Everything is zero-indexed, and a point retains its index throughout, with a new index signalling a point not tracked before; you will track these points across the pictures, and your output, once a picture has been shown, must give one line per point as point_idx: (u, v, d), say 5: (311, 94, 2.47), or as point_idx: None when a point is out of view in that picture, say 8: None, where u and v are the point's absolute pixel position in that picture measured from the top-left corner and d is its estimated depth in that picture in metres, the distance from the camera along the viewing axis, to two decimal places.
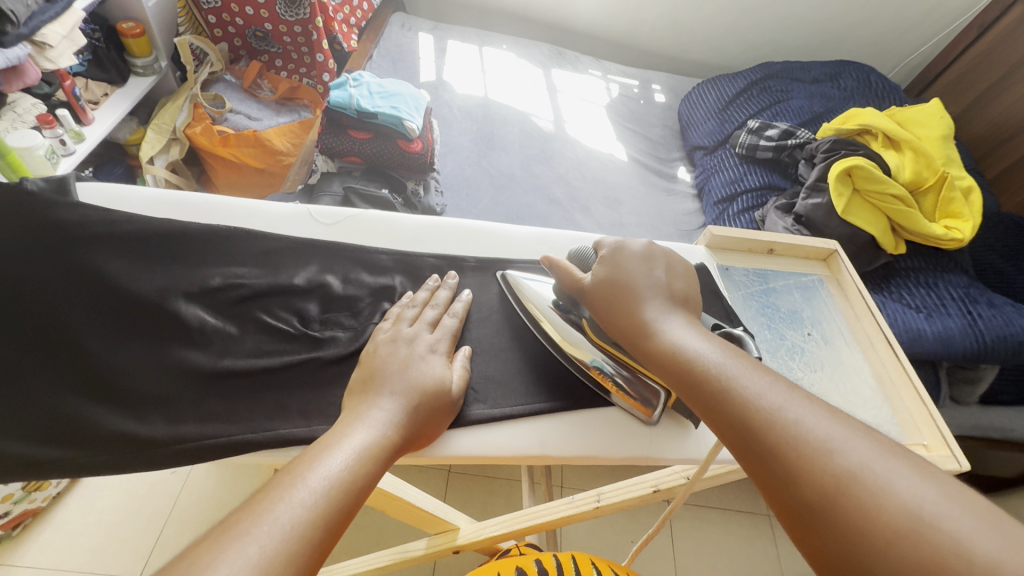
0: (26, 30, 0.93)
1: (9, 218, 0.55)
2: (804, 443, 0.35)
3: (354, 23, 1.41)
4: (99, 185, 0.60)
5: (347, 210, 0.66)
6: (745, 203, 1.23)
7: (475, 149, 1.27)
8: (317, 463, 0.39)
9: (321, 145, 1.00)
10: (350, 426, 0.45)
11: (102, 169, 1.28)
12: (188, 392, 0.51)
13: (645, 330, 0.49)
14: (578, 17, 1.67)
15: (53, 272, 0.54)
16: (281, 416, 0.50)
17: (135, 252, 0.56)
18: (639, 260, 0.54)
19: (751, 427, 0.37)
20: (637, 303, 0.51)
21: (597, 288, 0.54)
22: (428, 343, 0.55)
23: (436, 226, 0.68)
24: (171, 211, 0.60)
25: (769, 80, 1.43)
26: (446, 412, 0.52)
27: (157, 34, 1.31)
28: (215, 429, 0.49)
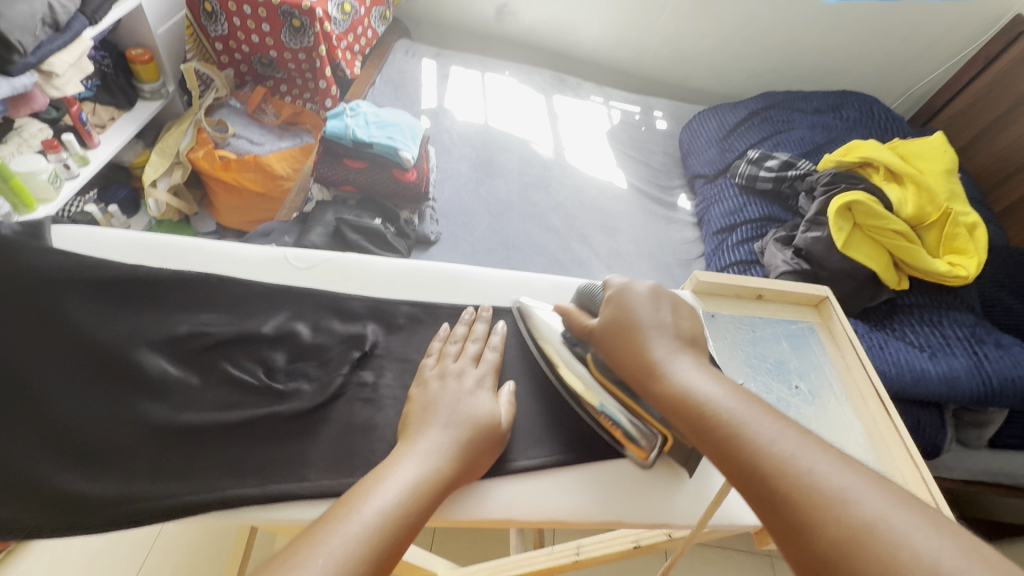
0: (33, 59, 0.96)
1: None
2: (818, 491, 0.35)
3: (357, 50, 1.44)
4: (74, 230, 0.62)
5: (322, 253, 0.66)
6: (745, 234, 1.21)
7: (473, 176, 1.28)
8: (362, 503, 0.41)
9: (316, 174, 1.00)
10: (402, 458, 0.46)
11: (106, 192, 1.31)
12: (144, 449, 0.50)
13: (653, 371, 0.49)
14: (581, 44, 1.69)
15: (29, 323, 0.55)
16: (233, 475, 0.50)
17: (104, 300, 0.57)
18: (645, 302, 0.54)
19: (764, 474, 0.38)
20: (647, 346, 0.51)
21: (607, 336, 0.54)
22: (466, 374, 0.55)
23: (416, 269, 0.67)
24: (144, 256, 0.61)
25: (771, 110, 1.43)
26: (495, 445, 0.52)
27: (165, 60, 1.34)
28: (165, 488, 0.49)
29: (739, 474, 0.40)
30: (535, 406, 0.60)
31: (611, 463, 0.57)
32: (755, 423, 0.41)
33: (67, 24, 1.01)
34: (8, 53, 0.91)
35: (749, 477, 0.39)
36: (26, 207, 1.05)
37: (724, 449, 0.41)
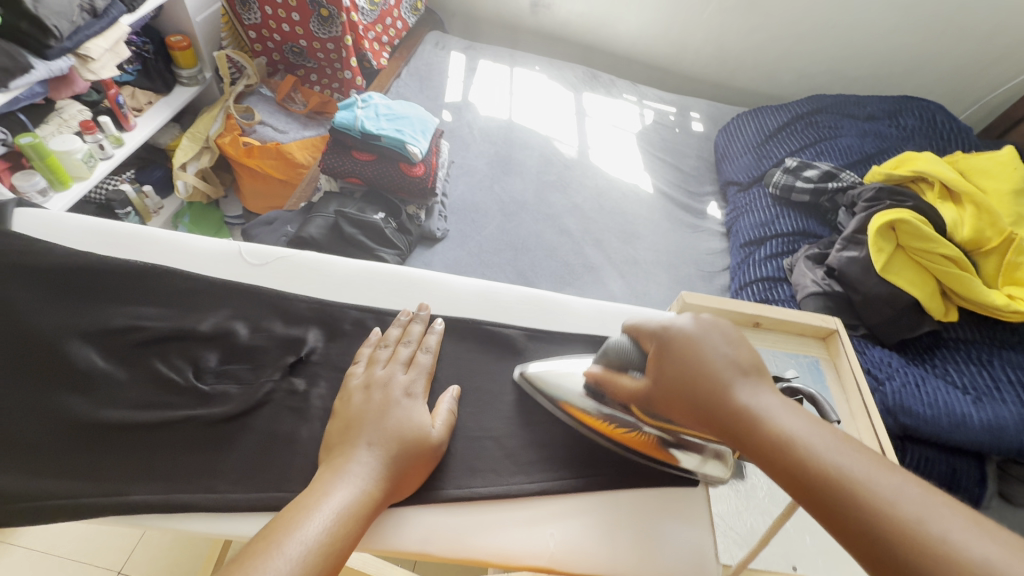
0: (69, 44, 1.00)
1: None
2: (964, 565, 0.26)
3: (386, 41, 1.43)
4: (38, 213, 0.64)
5: (281, 249, 0.65)
6: (774, 248, 1.12)
7: (490, 173, 1.25)
8: (294, 528, 0.39)
9: (323, 165, 0.99)
10: (334, 481, 0.44)
11: (143, 172, 1.37)
12: (58, 443, 0.50)
13: (724, 407, 0.40)
14: (618, 39, 1.61)
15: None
16: (140, 479, 0.49)
17: (47, 289, 0.58)
18: (699, 331, 0.45)
19: (889, 544, 0.29)
20: (717, 380, 0.41)
21: (660, 376, 0.46)
22: (403, 384, 0.53)
23: (368, 271, 0.65)
24: (97, 245, 0.62)
25: (817, 114, 1.31)
26: (426, 462, 0.49)
27: (202, 47, 1.38)
28: (67, 487, 0.48)
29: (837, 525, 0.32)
30: (490, 424, 0.57)
31: (564, 497, 0.53)
32: (867, 473, 0.32)
33: (104, 11, 1.05)
34: (44, 37, 0.95)
35: (849, 530, 0.31)
36: (61, 184, 1.10)
37: (809, 497, 0.33)
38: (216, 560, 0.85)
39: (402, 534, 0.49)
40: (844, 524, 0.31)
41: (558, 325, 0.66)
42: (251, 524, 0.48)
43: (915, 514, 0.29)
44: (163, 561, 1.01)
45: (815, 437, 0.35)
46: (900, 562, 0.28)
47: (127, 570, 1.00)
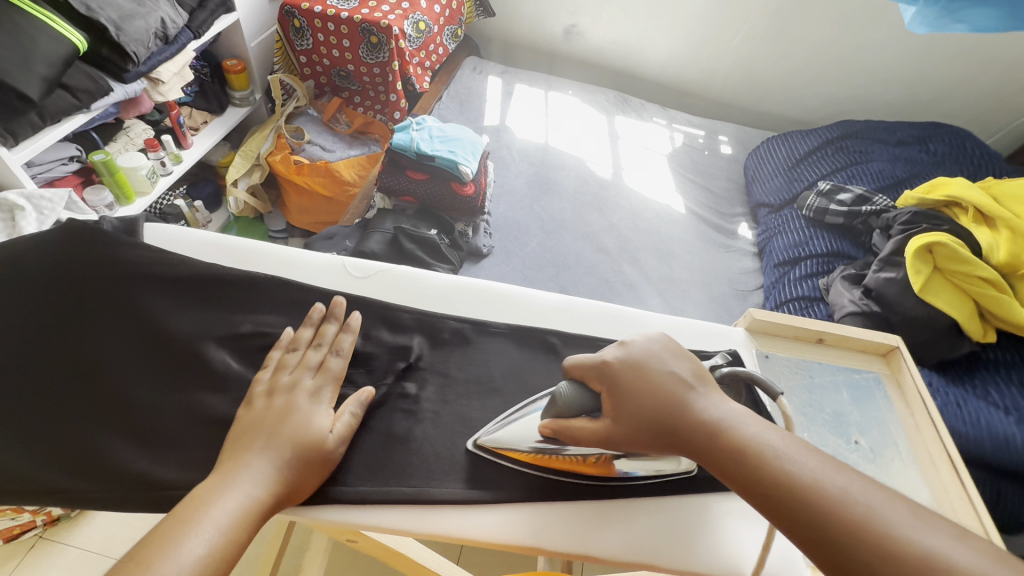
0: (144, 68, 1.07)
1: (81, 252, 0.61)
2: (907, 555, 0.34)
3: (428, 66, 1.49)
4: (165, 227, 0.66)
5: (379, 263, 0.67)
6: (809, 268, 1.15)
7: (529, 192, 1.29)
8: (205, 512, 0.42)
9: (380, 183, 1.05)
10: (238, 473, 0.46)
11: (195, 187, 1.43)
12: (196, 437, 0.53)
13: (683, 418, 0.46)
14: (648, 64, 1.68)
15: (109, 314, 0.59)
16: None
17: (179, 295, 0.61)
18: (651, 352, 0.50)
19: (841, 537, 0.36)
20: (673, 398, 0.47)
21: (620, 416, 0.48)
22: (307, 382, 0.54)
23: (463, 285, 0.67)
24: (218, 257, 0.65)
25: (847, 139, 1.35)
26: (323, 466, 0.50)
27: (255, 70, 1.45)
28: None
29: (784, 519, 0.38)
30: None
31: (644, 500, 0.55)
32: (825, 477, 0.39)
33: (175, 38, 1.12)
34: (123, 63, 1.02)
35: (797, 523, 0.38)
36: (125, 198, 1.15)
37: (758, 486, 0.40)
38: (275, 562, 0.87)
39: (513, 529, 0.52)
40: (795, 520, 0.38)
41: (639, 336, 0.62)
42: (358, 514, 0.51)
43: (848, 500, 0.37)
44: None
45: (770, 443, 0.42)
46: (842, 544, 0.36)
47: None
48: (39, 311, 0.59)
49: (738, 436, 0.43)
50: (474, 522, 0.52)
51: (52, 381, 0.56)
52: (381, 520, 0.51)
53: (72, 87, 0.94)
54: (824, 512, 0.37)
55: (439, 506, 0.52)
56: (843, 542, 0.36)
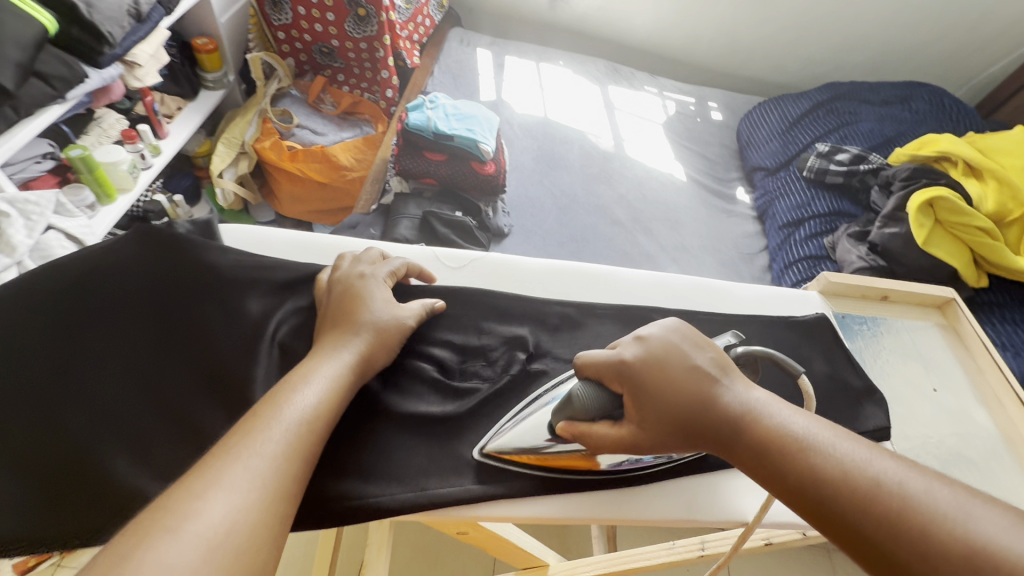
0: (120, 51, 0.96)
1: (165, 258, 0.54)
2: (938, 539, 0.30)
3: (416, 40, 1.42)
4: (239, 228, 0.61)
5: (471, 252, 0.63)
6: (814, 228, 1.20)
7: (537, 168, 1.27)
8: (284, 403, 0.40)
9: (397, 166, 1.01)
10: (309, 370, 0.44)
11: (171, 181, 1.33)
12: (347, 440, 0.47)
13: (709, 414, 0.41)
14: (634, 32, 1.66)
15: (215, 317, 0.52)
16: (436, 472, 0.47)
17: (285, 295, 0.55)
18: (671, 342, 0.44)
19: (863, 519, 0.32)
20: (702, 396, 0.41)
21: (643, 418, 0.42)
22: (364, 271, 0.54)
23: (557, 269, 0.63)
24: (309, 254, 0.60)
25: (836, 102, 1.41)
26: (396, 344, 0.51)
27: (227, 49, 1.34)
28: (367, 489, 0.45)
29: (814, 512, 0.34)
30: None
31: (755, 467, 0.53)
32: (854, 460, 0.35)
33: (148, 15, 1.01)
34: (98, 45, 0.91)
35: (826, 511, 0.34)
36: (107, 197, 1.05)
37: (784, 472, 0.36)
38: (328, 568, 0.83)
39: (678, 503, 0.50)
40: (829, 513, 0.34)
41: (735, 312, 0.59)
42: (513, 507, 0.47)
43: (884, 483, 0.33)
44: None
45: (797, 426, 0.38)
46: (872, 527, 0.32)
47: None
48: (130, 321, 0.51)
49: (762, 425, 0.39)
50: (637, 500, 0.49)
51: (168, 390, 0.48)
52: (548, 509, 0.48)
53: (45, 74, 0.84)
54: (854, 498, 0.33)
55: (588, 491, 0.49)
56: (873, 523, 0.32)
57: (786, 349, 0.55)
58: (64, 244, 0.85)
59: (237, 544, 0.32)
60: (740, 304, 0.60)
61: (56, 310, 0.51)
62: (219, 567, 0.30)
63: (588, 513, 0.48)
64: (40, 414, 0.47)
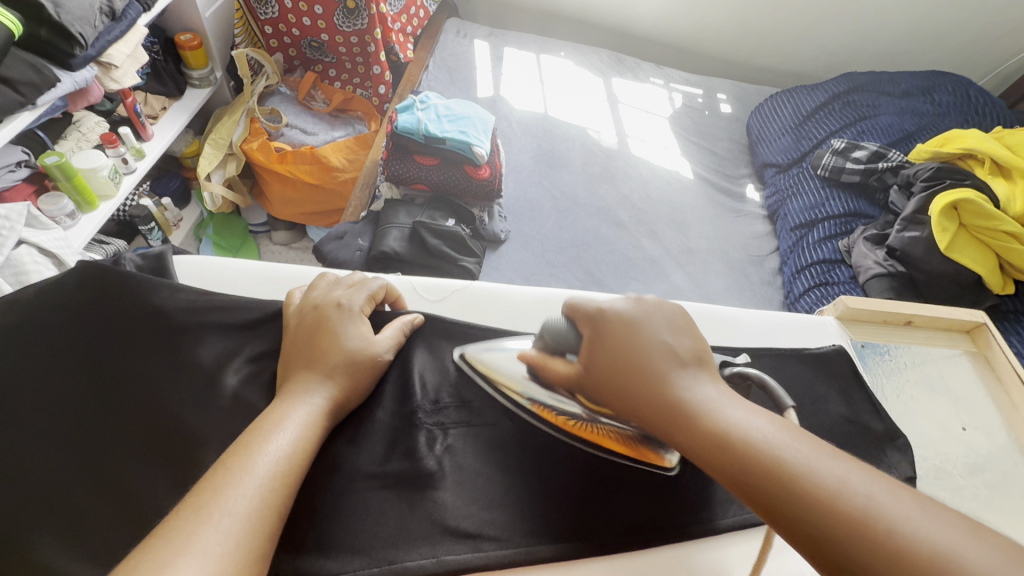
0: (93, 52, 0.92)
1: (104, 301, 0.50)
2: (913, 551, 0.26)
3: (410, 32, 1.36)
4: (194, 258, 0.58)
5: (453, 282, 0.60)
6: (827, 230, 1.14)
7: (537, 168, 1.22)
8: (258, 451, 0.35)
9: (386, 171, 0.96)
10: (286, 409, 0.40)
11: (158, 183, 1.28)
12: (309, 506, 0.43)
13: (658, 390, 0.37)
14: (640, 20, 1.58)
15: (166, 367, 0.48)
16: (409, 541, 0.43)
17: (240, 341, 0.51)
18: (650, 313, 0.41)
19: (822, 525, 0.28)
20: (656, 376, 0.37)
21: (592, 365, 0.41)
22: (340, 297, 0.49)
23: (545, 298, 0.59)
24: (273, 289, 0.57)
25: (852, 94, 1.34)
26: (373, 375, 0.47)
27: (213, 44, 1.28)
28: (327, 563, 0.41)
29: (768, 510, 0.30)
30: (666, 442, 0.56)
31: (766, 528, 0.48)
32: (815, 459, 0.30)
33: (122, 12, 0.96)
34: (67, 46, 0.87)
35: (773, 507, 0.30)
36: (88, 204, 1.01)
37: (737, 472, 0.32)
38: None
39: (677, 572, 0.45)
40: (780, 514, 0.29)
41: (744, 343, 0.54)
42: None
43: (845, 491, 0.28)
44: None
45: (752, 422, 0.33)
46: (822, 531, 0.28)
47: None
48: (69, 378, 0.47)
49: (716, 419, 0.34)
50: (628, 571, 0.44)
51: (107, 457, 0.44)
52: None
53: (12, 80, 0.80)
54: (812, 499, 0.29)
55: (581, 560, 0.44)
56: (822, 527, 0.28)
57: (805, 386, 0.51)
58: (36, 259, 0.81)
59: None
60: (750, 333, 0.55)
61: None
62: None
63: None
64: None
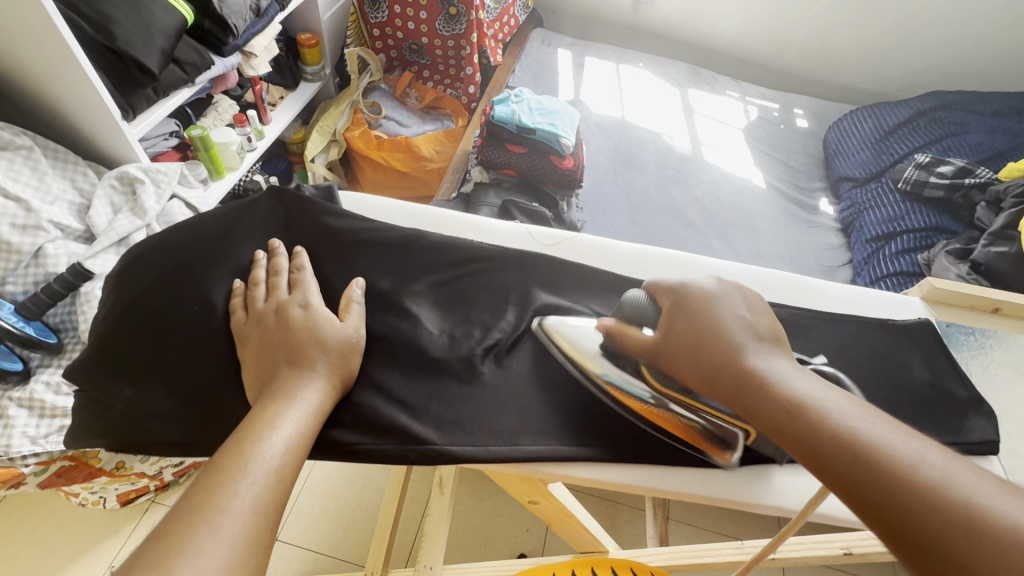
0: (241, 42, 1.06)
1: (292, 218, 0.58)
2: (916, 477, 0.31)
3: (500, 39, 1.47)
4: (356, 195, 0.64)
5: (563, 231, 0.64)
6: (906, 243, 1.13)
7: (612, 167, 1.28)
8: (290, 398, 0.42)
9: (480, 157, 1.05)
10: (295, 376, 0.44)
11: (268, 164, 1.43)
12: (444, 392, 0.51)
13: (730, 362, 0.42)
14: (718, 36, 1.64)
15: (333, 278, 0.56)
16: (528, 431, 0.50)
17: (381, 265, 0.58)
18: (725, 295, 0.46)
19: (844, 454, 0.33)
20: (730, 346, 0.43)
21: (670, 333, 0.47)
22: (301, 298, 0.50)
23: (644, 253, 0.62)
24: (416, 222, 0.63)
25: (939, 111, 1.33)
26: (354, 356, 0.49)
27: (327, 44, 1.43)
28: (460, 436, 0.49)
29: (837, 476, 0.33)
30: None
31: None
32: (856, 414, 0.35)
33: (265, 10, 1.10)
34: (224, 36, 1.01)
35: (830, 464, 0.34)
36: (217, 172, 1.15)
37: (784, 427, 0.37)
38: (390, 530, 0.88)
39: (753, 490, 0.49)
40: (836, 472, 0.33)
41: (828, 313, 0.58)
42: (596, 472, 0.50)
43: (880, 441, 0.33)
44: (314, 531, 1.03)
45: (804, 382, 0.39)
46: (888, 495, 0.31)
47: (284, 537, 1.01)
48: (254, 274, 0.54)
49: (788, 389, 0.38)
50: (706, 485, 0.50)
51: None
52: (625, 477, 0.50)
53: (181, 60, 0.95)
54: (876, 466, 0.32)
55: (671, 469, 0.50)
56: (896, 495, 0.31)
57: (887, 352, 0.55)
58: (184, 213, 0.95)
59: (274, 500, 0.35)
60: (835, 303, 0.59)
61: (195, 246, 0.54)
62: (264, 516, 0.34)
63: (670, 487, 0.50)
64: (175, 345, 0.50)
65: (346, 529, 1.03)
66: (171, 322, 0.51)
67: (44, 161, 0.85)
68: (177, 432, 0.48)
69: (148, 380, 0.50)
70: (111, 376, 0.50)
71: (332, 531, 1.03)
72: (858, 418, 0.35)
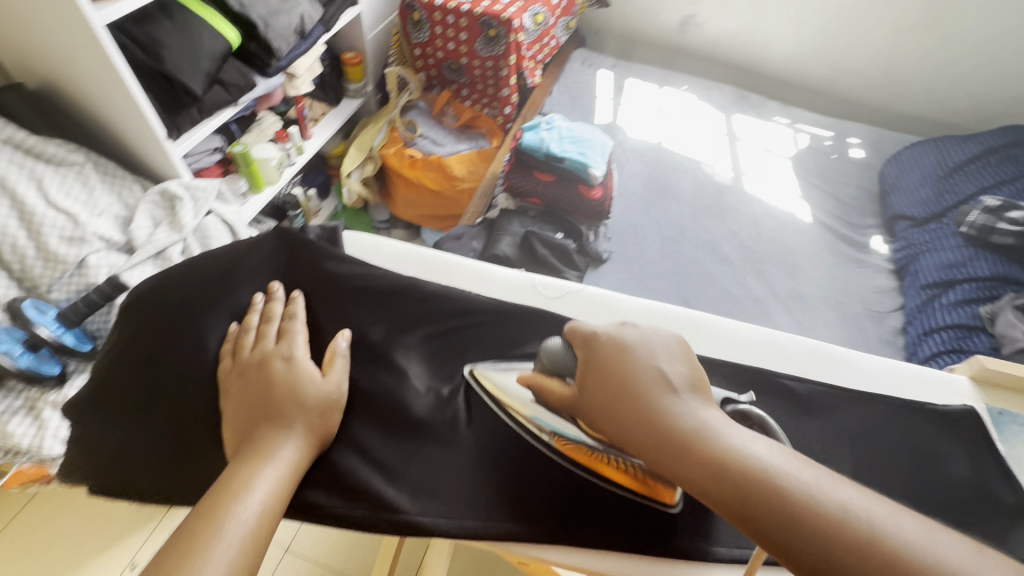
0: (285, 63, 1.09)
1: (292, 260, 0.59)
2: (870, 542, 0.30)
3: (540, 60, 1.46)
4: (361, 238, 0.66)
5: (569, 282, 0.63)
6: (965, 293, 1.03)
7: (645, 195, 1.24)
8: (266, 459, 0.42)
9: (506, 184, 1.05)
10: (272, 434, 0.44)
11: (307, 177, 1.48)
12: (425, 454, 0.51)
13: (656, 418, 0.39)
14: (769, 59, 1.57)
15: (331, 321, 0.56)
16: (506, 503, 0.49)
17: (382, 308, 0.58)
18: (646, 343, 0.44)
19: (792, 523, 0.32)
20: (650, 402, 0.40)
21: (588, 388, 0.43)
22: (285, 350, 0.50)
23: (654, 308, 0.60)
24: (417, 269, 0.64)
25: (1014, 147, 1.22)
26: (333, 412, 0.49)
27: (370, 61, 1.46)
28: (438, 504, 0.48)
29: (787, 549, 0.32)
30: None
31: None
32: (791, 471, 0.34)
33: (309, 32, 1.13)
34: (268, 58, 1.05)
35: (777, 533, 0.32)
36: (256, 187, 1.19)
37: (725, 496, 0.34)
38: (391, 558, 0.88)
39: None
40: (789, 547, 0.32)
41: (852, 389, 0.55)
42: (571, 555, 0.48)
43: (825, 501, 0.32)
44: (321, 546, 1.03)
45: (732, 436, 0.36)
46: (821, 555, 0.31)
47: (292, 548, 1.02)
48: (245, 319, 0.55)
49: (717, 448, 0.36)
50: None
51: None
52: (612, 567, 0.48)
53: (226, 82, 0.98)
54: (832, 537, 0.31)
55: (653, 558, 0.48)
56: (830, 556, 0.31)
57: (920, 444, 0.51)
58: (220, 229, 0.97)
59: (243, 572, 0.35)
60: (857, 377, 0.56)
61: (197, 286, 0.55)
62: None
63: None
64: (164, 390, 0.52)
65: (352, 547, 1.04)
66: (168, 362, 0.52)
67: (94, 176, 0.91)
68: (169, 472, 0.50)
69: (140, 424, 0.52)
70: (105, 418, 0.52)
71: (338, 548, 1.03)
72: (798, 477, 0.34)
